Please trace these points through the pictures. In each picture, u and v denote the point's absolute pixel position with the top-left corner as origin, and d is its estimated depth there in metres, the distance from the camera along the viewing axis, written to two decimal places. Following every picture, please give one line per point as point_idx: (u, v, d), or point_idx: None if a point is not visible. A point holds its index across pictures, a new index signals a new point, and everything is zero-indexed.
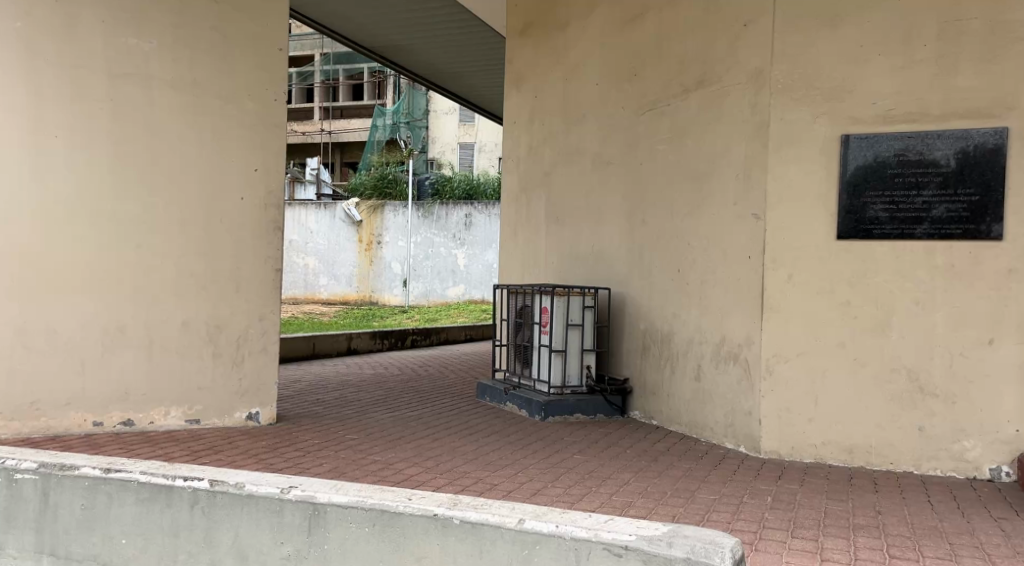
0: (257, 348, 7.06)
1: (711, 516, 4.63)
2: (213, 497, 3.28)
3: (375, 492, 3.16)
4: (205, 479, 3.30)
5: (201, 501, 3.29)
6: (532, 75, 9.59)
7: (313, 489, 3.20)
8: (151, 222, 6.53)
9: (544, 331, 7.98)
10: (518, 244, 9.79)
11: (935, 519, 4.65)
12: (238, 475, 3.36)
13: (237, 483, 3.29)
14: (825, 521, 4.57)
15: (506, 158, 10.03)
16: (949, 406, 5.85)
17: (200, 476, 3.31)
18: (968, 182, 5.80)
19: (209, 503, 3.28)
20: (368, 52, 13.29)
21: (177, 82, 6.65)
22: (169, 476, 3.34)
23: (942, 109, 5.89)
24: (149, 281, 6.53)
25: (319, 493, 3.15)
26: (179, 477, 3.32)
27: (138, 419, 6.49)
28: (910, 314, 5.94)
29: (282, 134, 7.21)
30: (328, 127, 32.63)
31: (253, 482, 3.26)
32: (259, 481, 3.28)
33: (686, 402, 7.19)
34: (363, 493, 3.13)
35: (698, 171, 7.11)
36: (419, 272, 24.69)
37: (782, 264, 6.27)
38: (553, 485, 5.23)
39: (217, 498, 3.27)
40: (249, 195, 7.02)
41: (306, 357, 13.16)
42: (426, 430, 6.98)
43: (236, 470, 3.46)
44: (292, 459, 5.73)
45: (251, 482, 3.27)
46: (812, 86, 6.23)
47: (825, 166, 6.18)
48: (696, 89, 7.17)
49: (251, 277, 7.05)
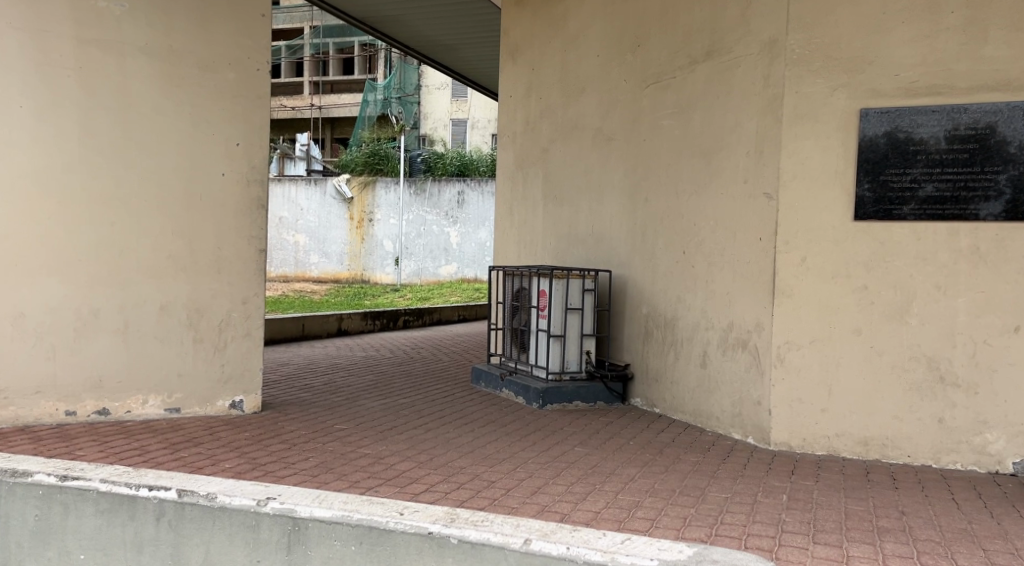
0: (240, 332, 6.64)
1: (725, 518, 4.31)
2: (181, 510, 3.16)
3: (361, 505, 3.03)
4: (173, 488, 3.19)
5: (167, 514, 3.18)
6: (529, 47, 9.18)
7: (292, 501, 3.08)
8: (124, 200, 6.12)
9: (542, 315, 7.66)
10: (515, 224, 9.45)
11: (965, 521, 4.36)
12: (209, 483, 3.23)
13: (209, 493, 3.16)
14: (848, 524, 4.26)
15: (501, 134, 9.66)
16: (970, 397, 5.55)
17: (166, 487, 3.19)
18: (996, 160, 5.48)
19: (177, 516, 3.17)
20: (356, 23, 12.80)
21: (152, 48, 6.22)
22: (133, 485, 3.23)
23: (969, 81, 5.54)
24: (123, 263, 6.14)
25: (299, 507, 3.03)
26: (143, 487, 3.21)
27: (113, 408, 6.13)
28: (931, 300, 5.63)
29: (266, 105, 6.72)
30: (319, 102, 32.12)
31: (226, 492, 3.13)
32: (232, 492, 3.14)
33: (690, 390, 6.89)
34: (348, 507, 3.00)
35: (705, 148, 6.74)
36: (412, 250, 24.37)
37: (795, 246, 5.92)
38: (554, 482, 4.88)
39: (186, 511, 3.16)
40: (231, 170, 6.57)
41: (295, 338, 12.85)
42: (418, 419, 6.64)
43: (207, 478, 3.34)
44: (277, 452, 5.35)
45: (224, 493, 3.14)
46: (830, 57, 5.84)
47: (842, 142, 5.82)
48: (705, 61, 6.79)
49: (233, 258, 6.60)
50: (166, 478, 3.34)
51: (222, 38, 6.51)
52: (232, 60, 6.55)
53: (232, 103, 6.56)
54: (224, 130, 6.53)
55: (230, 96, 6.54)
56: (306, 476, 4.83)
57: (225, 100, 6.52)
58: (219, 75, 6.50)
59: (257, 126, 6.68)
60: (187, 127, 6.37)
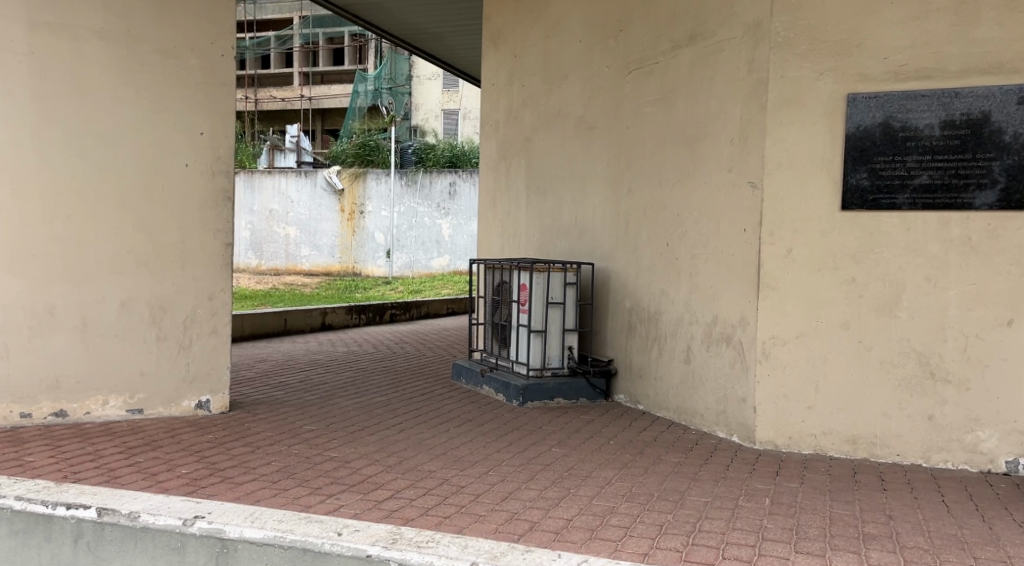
0: (206, 330, 6.39)
1: (703, 526, 4.08)
2: (101, 531, 3.28)
3: (297, 526, 3.14)
4: (93, 506, 3.33)
5: (85, 535, 3.30)
6: (511, 33, 8.92)
7: (221, 522, 3.19)
8: (81, 192, 5.86)
9: (522, 310, 7.45)
10: (498, 216, 9.21)
11: (955, 527, 4.14)
12: (131, 503, 3.35)
13: (130, 513, 3.30)
14: (832, 531, 4.05)
15: (484, 123, 9.42)
16: (962, 393, 5.34)
17: (86, 506, 3.32)
18: (988, 146, 5.26)
19: (96, 537, 3.29)
20: (338, 11, 12.42)
21: (108, 32, 5.95)
22: (49, 504, 3.36)
23: (960, 64, 5.31)
24: (80, 257, 5.88)
25: (228, 529, 3.13)
26: (60, 507, 3.34)
27: (71, 410, 5.89)
28: (922, 293, 5.41)
29: (232, 94, 6.45)
30: (308, 93, 31.75)
31: (149, 512, 3.25)
32: (155, 511, 3.27)
33: (674, 386, 6.67)
34: (280, 530, 3.09)
35: (689, 136, 6.50)
36: (403, 242, 24.04)
37: (780, 237, 5.69)
38: (527, 487, 4.66)
39: (104, 531, 3.27)
40: (195, 161, 6.30)
41: (278, 333, 12.63)
42: (391, 419, 6.40)
43: (131, 496, 3.48)
44: (237, 456, 5.11)
45: (147, 512, 3.26)
46: (816, 39, 5.60)
47: (829, 129, 5.59)
48: (687, 46, 6.55)
49: (198, 252, 6.35)
50: (86, 496, 3.47)
51: (184, 23, 6.24)
52: (194, 45, 6.28)
53: (196, 90, 6.30)
54: (187, 119, 6.27)
55: (192, 83, 6.28)
56: (266, 482, 4.61)
57: (187, 88, 6.26)
58: (181, 61, 6.23)
59: (222, 114, 6.42)
60: (147, 114, 6.10)
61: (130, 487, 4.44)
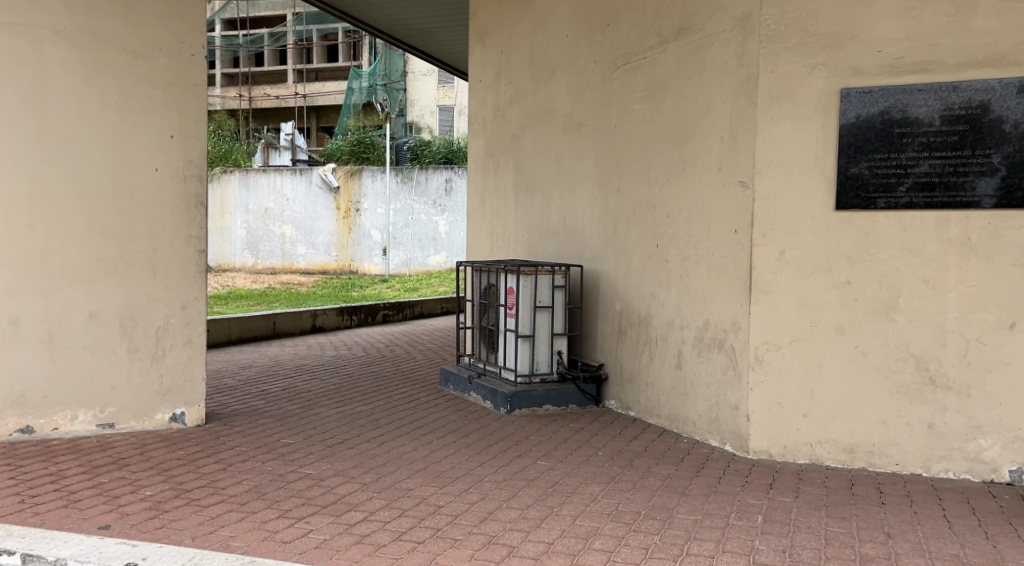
0: (179, 340, 6.18)
1: (692, 549, 3.87)
2: None
3: None
4: (19, 551, 3.68)
5: None
6: (496, 28, 8.68)
7: None
8: (46, 199, 5.64)
9: (510, 314, 7.22)
10: (487, 216, 8.99)
11: (957, 546, 3.93)
12: (56, 548, 3.70)
13: (56, 559, 3.63)
14: (827, 552, 3.84)
15: (472, 121, 9.20)
16: (962, 400, 5.12)
17: (14, 551, 3.68)
18: (989, 142, 5.03)
19: None
20: (325, 8, 12.17)
21: (71, 32, 5.71)
22: None
23: (958, 57, 5.08)
24: (46, 267, 5.67)
25: None
26: None
27: (38, 425, 5.68)
28: (920, 295, 5.18)
29: (203, 95, 6.23)
30: (302, 91, 31.48)
31: (77, 560, 3.58)
32: (82, 558, 3.59)
33: (666, 392, 6.45)
34: None
35: (678, 134, 6.27)
36: (399, 239, 23.82)
37: (773, 239, 5.47)
38: (508, 506, 4.44)
39: None
40: (165, 165, 6.08)
41: (266, 336, 12.41)
42: (373, 431, 6.18)
43: (59, 540, 3.79)
44: (206, 475, 4.91)
45: (71, 558, 3.61)
46: (807, 33, 5.37)
47: (822, 125, 5.37)
48: (675, 40, 6.32)
49: (170, 259, 6.13)
50: (12, 540, 3.80)
51: (152, 22, 6.01)
52: (162, 45, 6.05)
53: (166, 92, 6.07)
54: (156, 122, 6.04)
55: (161, 84, 6.05)
56: (233, 505, 4.38)
57: (156, 89, 6.03)
58: (148, 61, 6.00)
59: (194, 117, 6.20)
60: (114, 118, 5.87)
61: (89, 513, 4.21)
